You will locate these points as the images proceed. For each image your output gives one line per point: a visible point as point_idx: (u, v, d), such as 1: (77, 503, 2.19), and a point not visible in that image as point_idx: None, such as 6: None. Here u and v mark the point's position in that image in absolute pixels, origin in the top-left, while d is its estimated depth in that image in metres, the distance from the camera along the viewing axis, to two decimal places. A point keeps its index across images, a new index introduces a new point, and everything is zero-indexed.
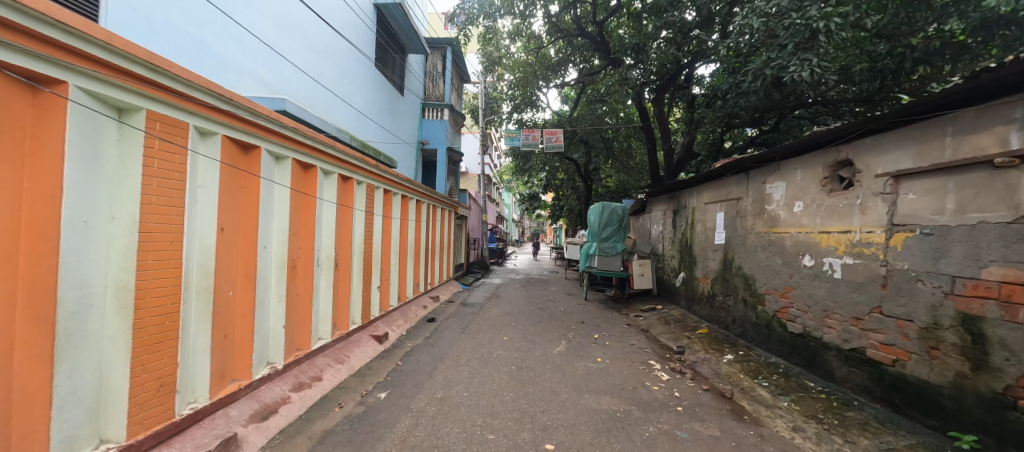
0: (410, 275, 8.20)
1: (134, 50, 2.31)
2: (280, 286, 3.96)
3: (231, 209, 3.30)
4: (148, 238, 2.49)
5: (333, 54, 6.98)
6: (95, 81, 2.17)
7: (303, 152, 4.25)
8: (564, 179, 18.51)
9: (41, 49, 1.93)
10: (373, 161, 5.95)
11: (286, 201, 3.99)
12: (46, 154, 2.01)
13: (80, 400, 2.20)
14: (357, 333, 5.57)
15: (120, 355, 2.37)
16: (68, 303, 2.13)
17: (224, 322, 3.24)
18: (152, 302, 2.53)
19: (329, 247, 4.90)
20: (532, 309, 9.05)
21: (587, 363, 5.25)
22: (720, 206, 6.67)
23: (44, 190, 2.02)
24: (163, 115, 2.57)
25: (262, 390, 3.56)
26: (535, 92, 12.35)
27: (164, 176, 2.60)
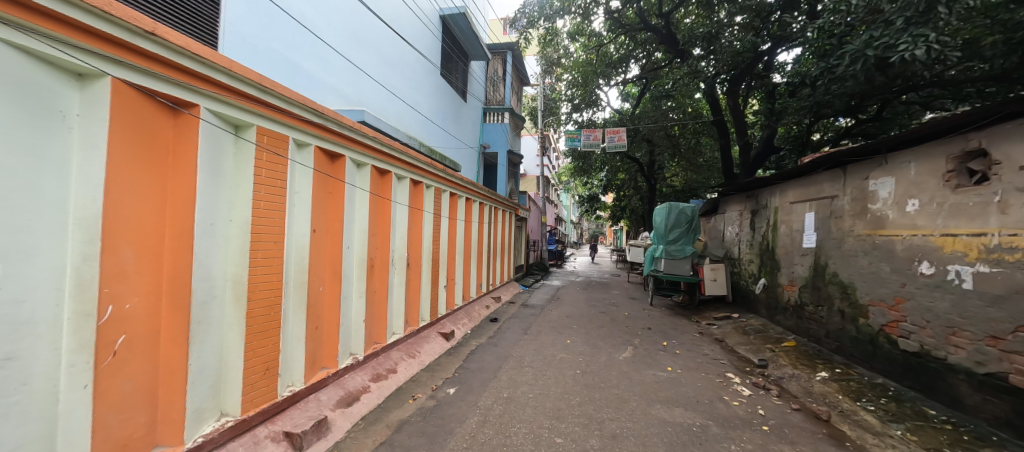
0: (473, 276, 8.45)
1: (247, 74, 2.63)
2: (361, 282, 4.29)
3: (322, 212, 3.65)
4: (257, 238, 2.83)
5: (404, 66, 7.45)
6: (215, 101, 2.49)
7: (380, 159, 4.58)
8: (626, 179, 17.92)
9: (179, 76, 2.25)
10: (440, 166, 6.24)
11: (366, 204, 4.32)
12: (183, 166, 2.35)
13: (206, 378, 2.55)
14: (426, 329, 5.85)
15: (236, 339, 2.72)
16: (199, 293, 2.48)
17: (315, 314, 3.59)
18: (259, 294, 2.87)
19: (402, 247, 5.21)
20: (595, 313, 8.85)
21: (656, 371, 5.01)
22: (809, 205, 6.00)
23: (182, 196, 2.35)
24: (269, 129, 2.91)
25: (347, 378, 3.88)
26: (595, 92, 12.07)
27: (270, 183, 2.94)
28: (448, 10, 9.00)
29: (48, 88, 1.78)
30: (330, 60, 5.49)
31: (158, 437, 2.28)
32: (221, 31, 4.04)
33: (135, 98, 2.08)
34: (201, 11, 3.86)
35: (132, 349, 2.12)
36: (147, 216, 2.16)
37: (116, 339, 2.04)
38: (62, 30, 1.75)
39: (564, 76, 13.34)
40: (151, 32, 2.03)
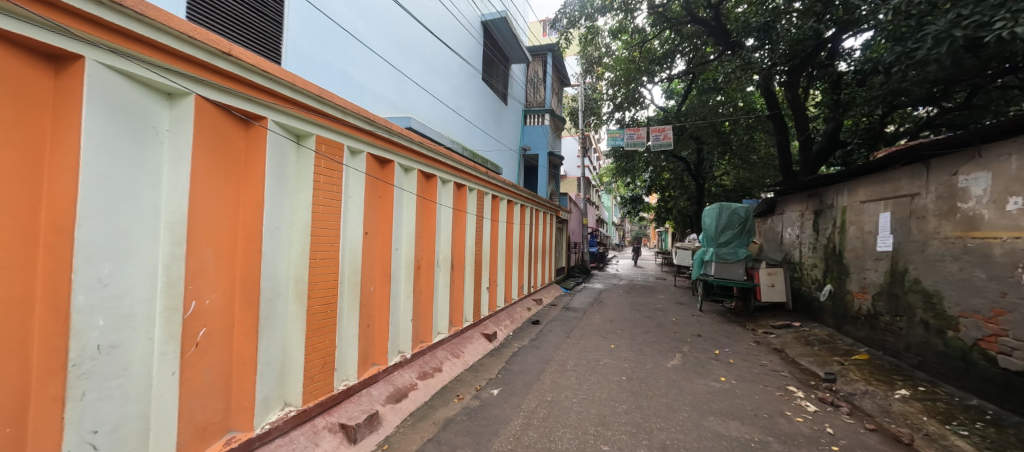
0: (515, 278, 8.48)
1: (307, 87, 2.80)
2: (408, 283, 4.44)
3: (373, 215, 3.83)
4: (316, 240, 3.02)
5: (447, 72, 7.65)
6: (278, 113, 2.68)
7: (425, 164, 4.72)
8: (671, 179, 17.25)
9: (251, 92, 2.45)
10: (483, 169, 6.33)
11: (413, 207, 4.48)
12: (253, 174, 2.55)
13: (272, 370, 2.75)
14: (469, 330, 5.95)
15: (297, 334, 2.91)
16: (267, 292, 2.67)
17: (367, 313, 3.76)
18: (318, 294, 3.06)
19: (446, 249, 5.34)
20: (640, 317, 8.57)
21: (707, 381, 4.76)
22: (884, 205, 5.45)
23: (252, 202, 2.55)
24: (326, 138, 3.10)
25: (396, 375, 4.03)
26: (638, 90, 11.68)
27: (328, 188, 3.13)
28: (489, 16, 9.13)
29: (149, 107, 1.99)
30: (378, 69, 5.72)
31: (232, 422, 2.49)
32: (285, 48, 4.32)
33: (213, 113, 2.28)
34: (266, 31, 4.17)
35: (210, 342, 2.32)
36: (223, 220, 2.37)
37: (198, 331, 2.25)
38: (153, 53, 1.93)
39: (606, 75, 13.09)
40: (226, 52, 2.21)
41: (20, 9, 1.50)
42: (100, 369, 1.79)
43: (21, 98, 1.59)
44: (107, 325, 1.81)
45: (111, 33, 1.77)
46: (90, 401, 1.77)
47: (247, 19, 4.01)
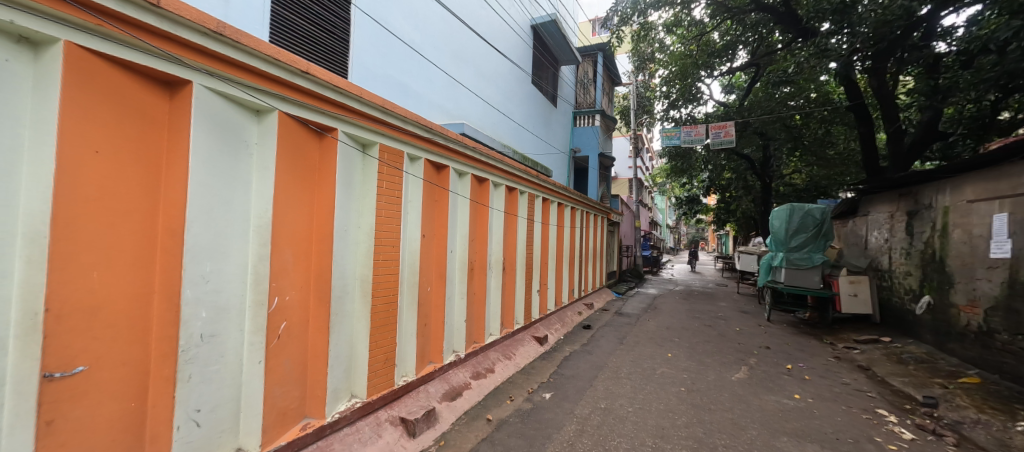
0: (565, 281, 8.39)
1: (372, 99, 2.98)
2: (463, 284, 4.57)
3: (430, 219, 3.98)
4: (379, 243, 3.20)
5: (498, 77, 7.79)
6: (347, 124, 2.88)
7: (478, 168, 4.83)
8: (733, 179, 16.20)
9: (325, 106, 2.66)
10: (534, 172, 6.35)
11: (467, 211, 4.60)
12: (326, 181, 2.76)
13: (341, 363, 2.95)
14: (521, 332, 5.99)
15: (362, 331, 3.09)
16: (337, 290, 2.87)
17: (424, 312, 3.91)
18: (380, 293, 3.24)
19: (498, 252, 5.42)
20: (699, 326, 8.11)
21: (779, 398, 4.38)
22: (999, 205, 4.71)
23: (324, 206, 2.76)
24: (388, 146, 3.29)
25: (451, 374, 4.15)
26: (696, 86, 11.10)
27: (390, 193, 3.31)
28: (539, 19, 9.16)
29: (241, 123, 2.22)
30: (433, 78, 5.93)
31: (307, 410, 2.70)
32: (349, 62, 4.55)
33: (292, 126, 2.49)
34: (333, 48, 4.39)
35: (288, 334, 2.54)
36: (299, 224, 2.59)
37: (280, 324, 2.47)
38: (244, 75, 2.15)
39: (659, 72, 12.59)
40: (304, 71, 2.41)
41: (142, 43, 1.72)
42: (202, 356, 2.02)
43: (147, 119, 1.83)
44: (207, 316, 2.03)
45: (215, 61, 2.01)
46: (194, 383, 1.99)
47: (317, 38, 4.23)
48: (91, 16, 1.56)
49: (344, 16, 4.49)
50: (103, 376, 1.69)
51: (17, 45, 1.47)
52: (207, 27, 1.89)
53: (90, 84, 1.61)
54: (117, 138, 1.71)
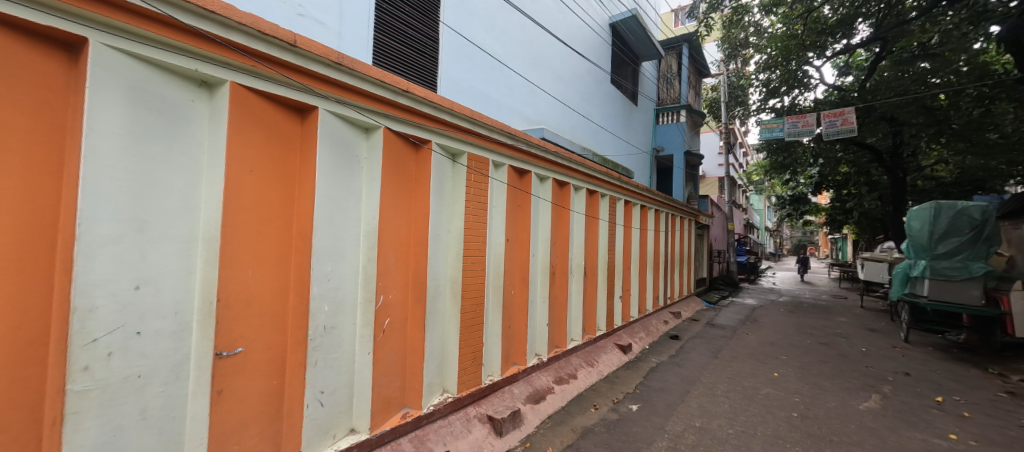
0: (649, 288, 7.95)
1: (461, 110, 3.15)
2: (544, 288, 4.59)
3: (513, 223, 4.09)
4: (468, 246, 3.37)
5: (577, 79, 7.71)
6: (439, 135, 3.08)
7: (560, 172, 4.83)
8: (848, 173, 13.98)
9: (421, 120, 2.88)
10: (616, 174, 6.16)
11: (549, 215, 4.63)
12: (422, 189, 2.98)
13: (435, 359, 3.15)
14: (603, 339, 5.82)
15: (452, 330, 3.28)
16: (431, 290, 3.09)
17: (508, 314, 4.01)
18: (469, 293, 3.41)
19: (580, 256, 5.34)
20: (811, 343, 7.10)
21: (925, 436, 3.65)
22: None
23: (421, 212, 2.98)
24: (475, 154, 3.44)
25: (534, 377, 4.19)
26: (802, 70, 9.85)
27: (477, 199, 3.47)
28: (619, 16, 8.89)
29: (354, 140, 2.50)
30: (514, 85, 6.06)
31: (407, 400, 2.93)
32: (438, 77, 4.86)
33: (394, 140, 2.74)
34: (424, 65, 4.72)
35: (391, 329, 2.79)
36: (399, 229, 2.85)
37: (385, 320, 2.73)
38: (357, 98, 2.42)
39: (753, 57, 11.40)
40: (404, 89, 2.63)
41: (282, 77, 2.03)
42: (325, 345, 2.31)
43: (286, 141, 2.15)
44: (329, 310, 2.33)
45: (335, 87, 2.29)
46: (319, 367, 2.29)
47: (411, 57, 4.57)
48: (245, 58, 1.88)
49: (433, 35, 4.81)
50: (255, 357, 2.00)
51: (198, 88, 1.83)
52: (329, 58, 2.17)
53: (248, 114, 1.95)
54: (265, 158, 2.03)
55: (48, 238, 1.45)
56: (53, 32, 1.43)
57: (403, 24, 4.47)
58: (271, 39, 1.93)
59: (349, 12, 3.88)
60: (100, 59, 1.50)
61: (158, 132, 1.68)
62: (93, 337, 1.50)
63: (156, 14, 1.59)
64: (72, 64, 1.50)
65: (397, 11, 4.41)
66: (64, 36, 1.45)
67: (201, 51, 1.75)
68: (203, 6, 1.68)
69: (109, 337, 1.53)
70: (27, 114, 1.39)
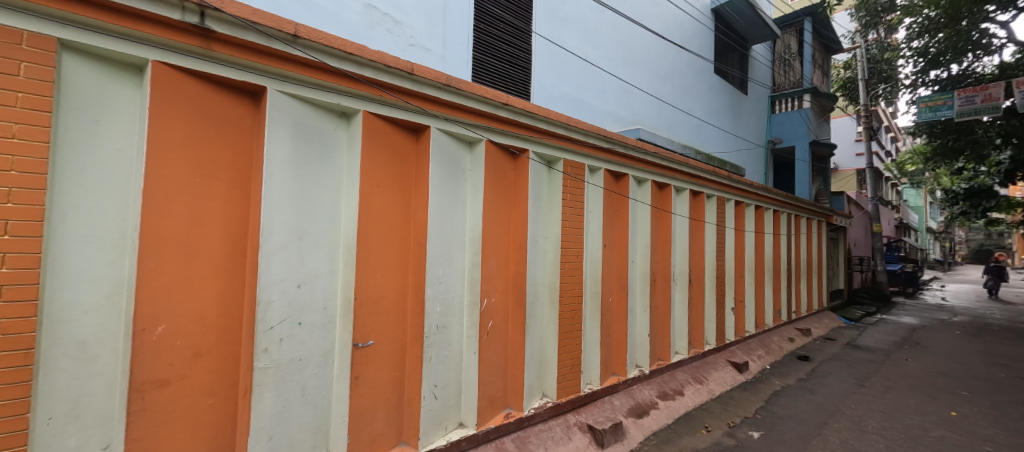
0: (769, 299, 7.03)
1: (557, 118, 3.20)
2: (645, 296, 4.37)
3: (610, 228, 3.99)
4: (565, 253, 3.38)
5: (676, 73, 7.23)
6: (535, 143, 3.16)
7: (660, 173, 4.58)
8: None
9: (518, 130, 2.99)
10: (725, 173, 5.60)
11: (649, 219, 4.40)
12: (520, 196, 3.08)
13: (534, 363, 3.21)
14: (713, 355, 5.31)
15: (551, 335, 3.31)
16: (531, 295, 3.16)
17: (607, 322, 3.91)
18: (567, 299, 3.40)
19: (683, 262, 4.97)
20: (1006, 378, 5.53)
21: None
22: None
23: (520, 219, 3.09)
24: (570, 160, 3.45)
25: (635, 389, 3.99)
26: (979, 30, 7.86)
27: (573, 205, 3.46)
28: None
29: (460, 154, 2.70)
30: (607, 88, 5.91)
31: (508, 401, 3.04)
32: (532, 86, 4.97)
33: (495, 151, 2.90)
34: (518, 77, 4.88)
35: (493, 331, 2.92)
36: (501, 235, 2.99)
37: (488, 322, 2.88)
38: (462, 115, 2.61)
39: (901, 21, 9.44)
40: (505, 103, 2.77)
41: (403, 103, 2.30)
42: (438, 342, 2.53)
43: (404, 158, 2.41)
44: (441, 310, 2.54)
45: (444, 107, 2.51)
46: (433, 362, 2.51)
47: (506, 71, 4.76)
48: (373, 89, 2.17)
49: (526, 47, 4.96)
50: (382, 350, 2.28)
51: (338, 118, 2.16)
52: (440, 81, 2.38)
53: (376, 137, 2.24)
54: (389, 174, 2.32)
55: (241, 245, 1.85)
56: (243, 85, 1.82)
57: (498, 40, 4.70)
58: (393, 70, 2.20)
59: (451, 36, 4.21)
60: (275, 102, 1.88)
61: (311, 157, 2.03)
62: (270, 326, 1.85)
63: (310, 61, 1.93)
64: (255, 108, 1.89)
65: (492, 29, 4.66)
66: (249, 87, 1.84)
67: (341, 87, 2.06)
68: (343, 49, 1.98)
69: (279, 326, 1.88)
70: (228, 149, 1.80)
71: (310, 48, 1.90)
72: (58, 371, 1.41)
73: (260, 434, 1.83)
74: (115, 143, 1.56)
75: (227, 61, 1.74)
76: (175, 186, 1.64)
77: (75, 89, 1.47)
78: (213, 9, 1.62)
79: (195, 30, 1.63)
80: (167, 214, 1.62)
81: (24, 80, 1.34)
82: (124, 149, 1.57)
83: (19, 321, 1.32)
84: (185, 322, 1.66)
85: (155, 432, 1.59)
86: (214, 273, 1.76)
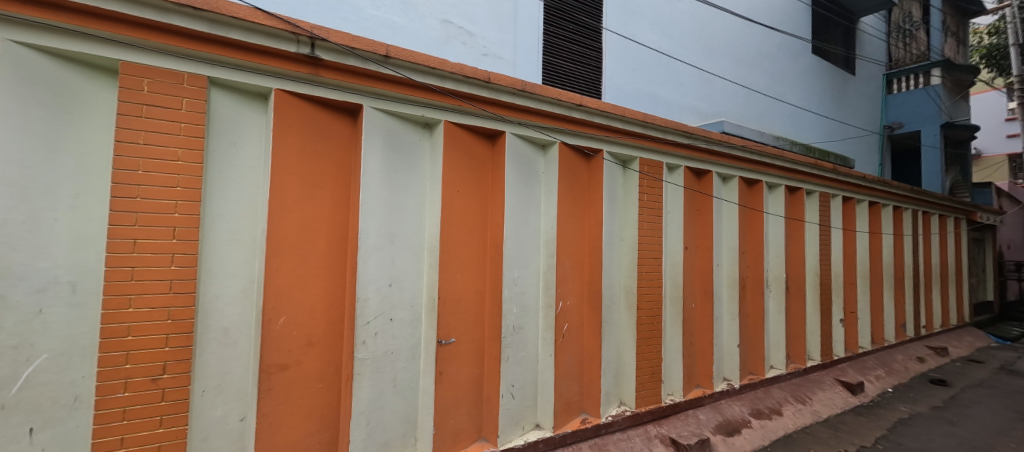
0: (889, 311, 6.04)
1: (633, 115, 3.07)
2: (733, 304, 4.02)
3: (691, 230, 3.75)
4: (643, 255, 3.24)
5: (765, 57, 6.57)
6: (610, 143, 3.08)
7: (749, 169, 4.18)
8: None
9: (592, 131, 2.94)
10: (829, 165, 4.94)
11: (736, 219, 4.05)
12: (595, 198, 3.03)
13: (612, 369, 3.12)
14: (817, 371, 4.70)
15: (629, 341, 3.19)
16: (607, 299, 3.08)
17: (689, 331, 3.67)
18: (647, 305, 3.25)
19: (779, 267, 4.48)
20: None
21: None
22: None
23: (595, 221, 3.02)
24: (647, 159, 3.30)
25: (724, 405, 3.67)
26: None
27: (651, 205, 3.31)
28: None
29: (533, 157, 2.74)
30: (685, 80, 5.57)
31: (585, 406, 2.99)
32: (603, 84, 4.85)
33: (568, 153, 2.89)
34: (588, 76, 4.80)
35: (569, 334, 2.90)
36: (576, 237, 2.97)
37: (564, 325, 2.86)
38: (535, 118, 2.64)
39: None
40: (579, 104, 2.74)
41: (480, 111, 2.40)
42: (515, 342, 2.58)
43: (481, 164, 2.50)
44: (517, 311, 2.59)
45: (517, 111, 2.55)
46: (511, 362, 2.56)
47: (576, 72, 4.71)
48: (453, 99, 2.29)
49: (596, 45, 4.87)
50: (463, 347, 2.39)
51: (421, 129, 2.31)
52: (515, 86, 2.43)
53: (455, 145, 2.36)
54: (467, 179, 2.43)
55: (343, 248, 2.06)
56: (343, 104, 2.04)
57: (568, 42, 4.67)
58: (471, 80, 2.30)
59: (522, 42, 4.29)
60: (368, 118, 2.07)
61: (399, 167, 2.20)
62: (367, 321, 2.04)
63: (398, 78, 2.09)
64: (352, 124, 2.10)
65: (562, 31, 4.66)
66: (348, 106, 2.06)
67: (425, 100, 2.21)
68: (427, 64, 2.12)
69: (375, 321, 2.07)
70: (332, 162, 2.02)
71: (399, 66, 2.07)
72: (208, 352, 1.71)
73: (359, 418, 2.01)
74: (246, 161, 1.83)
75: (331, 84, 1.96)
76: (291, 197, 1.88)
77: (218, 118, 1.77)
78: (321, 40, 1.84)
79: (305, 59, 1.86)
80: (286, 221, 1.87)
81: (185, 112, 1.64)
82: (254, 166, 1.85)
83: (183, 310, 1.62)
84: (299, 315, 1.90)
85: (278, 409, 1.83)
86: (321, 272, 1.98)
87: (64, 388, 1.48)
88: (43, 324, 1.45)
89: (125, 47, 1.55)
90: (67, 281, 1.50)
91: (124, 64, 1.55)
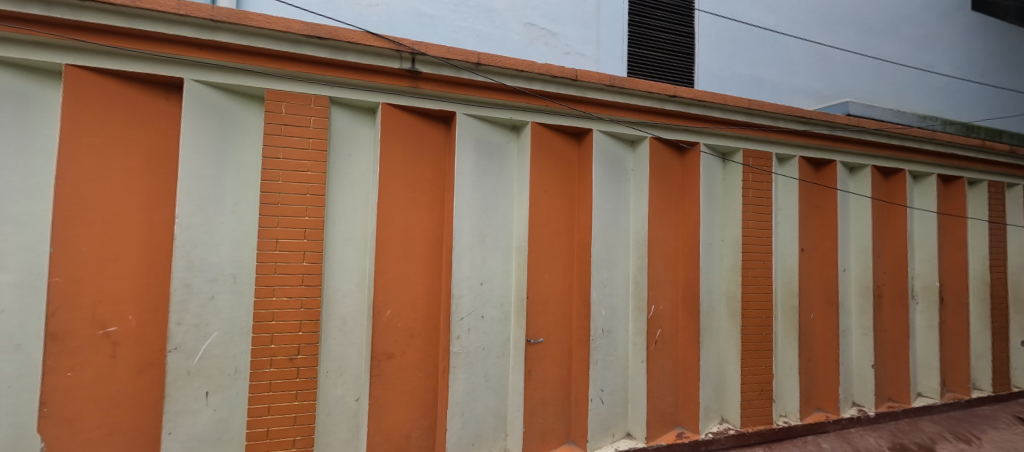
0: None
1: (737, 102, 2.78)
2: (865, 316, 3.42)
3: (809, 229, 3.28)
4: (748, 257, 2.92)
5: (905, 22, 5.49)
6: (708, 134, 2.83)
7: (886, 156, 3.52)
8: None
9: (688, 122, 2.72)
10: (1006, 146, 3.94)
11: (869, 216, 3.44)
12: (690, 195, 2.81)
13: (712, 382, 2.87)
14: (989, 406, 3.77)
15: (732, 352, 2.90)
16: (705, 305, 2.84)
17: (806, 346, 3.20)
18: (754, 312, 2.91)
19: (930, 273, 3.70)
20: None
21: None
22: None
23: (691, 219, 2.80)
24: (752, 150, 2.97)
25: (855, 435, 3.13)
26: None
27: (758, 202, 2.96)
28: None
29: (621, 154, 2.64)
30: (797, 58, 4.89)
31: (681, 419, 2.79)
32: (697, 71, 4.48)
33: (660, 148, 2.73)
34: (680, 65, 4.48)
35: (662, 340, 2.73)
36: (669, 238, 2.79)
37: (657, 330, 2.70)
38: (624, 113, 2.54)
39: None
40: (673, 94, 2.55)
41: (566, 109, 2.37)
42: (604, 345, 2.51)
43: (568, 163, 2.49)
44: (606, 313, 2.51)
45: (605, 108, 2.47)
46: (600, 366, 2.50)
47: (666, 61, 4.43)
48: (541, 100, 2.30)
49: (689, 30, 4.53)
50: (551, 348, 2.40)
51: (509, 131, 2.37)
52: (603, 82, 2.36)
53: (542, 146, 2.38)
54: (554, 179, 2.43)
55: (439, 247, 2.20)
56: (438, 112, 2.18)
57: (656, 30, 4.42)
58: (559, 80, 2.28)
59: (605, 37, 4.16)
60: (461, 124, 2.19)
61: (489, 170, 2.28)
62: (461, 317, 2.15)
63: (488, 84, 2.17)
64: (447, 131, 2.24)
65: (648, 20, 4.42)
66: (442, 114, 2.19)
67: (513, 103, 2.26)
68: (516, 67, 2.16)
69: (468, 317, 2.18)
70: (429, 168, 2.17)
71: (488, 72, 2.14)
72: (331, 338, 1.96)
73: (455, 409, 2.13)
74: (359, 170, 2.06)
75: (428, 95, 2.11)
76: (395, 200, 2.07)
77: (337, 132, 2.02)
78: (420, 54, 1.99)
79: (406, 73, 2.03)
80: (391, 223, 2.06)
81: (312, 129, 1.90)
82: (365, 174, 2.07)
83: (313, 299, 1.88)
84: (403, 308, 2.08)
85: (387, 393, 2.02)
86: (420, 269, 2.14)
87: (228, 361, 1.81)
88: (215, 308, 1.80)
89: (268, 77, 1.85)
90: (230, 273, 1.83)
91: (269, 92, 1.85)
